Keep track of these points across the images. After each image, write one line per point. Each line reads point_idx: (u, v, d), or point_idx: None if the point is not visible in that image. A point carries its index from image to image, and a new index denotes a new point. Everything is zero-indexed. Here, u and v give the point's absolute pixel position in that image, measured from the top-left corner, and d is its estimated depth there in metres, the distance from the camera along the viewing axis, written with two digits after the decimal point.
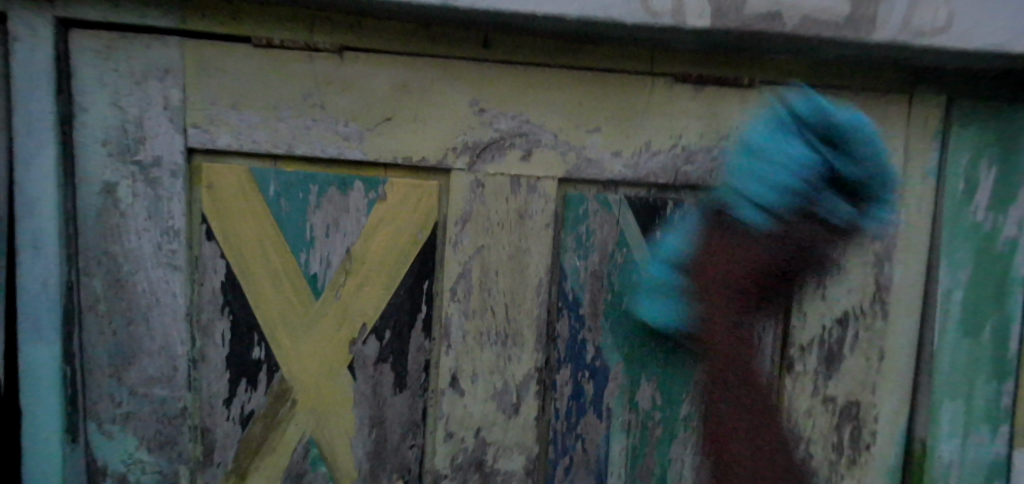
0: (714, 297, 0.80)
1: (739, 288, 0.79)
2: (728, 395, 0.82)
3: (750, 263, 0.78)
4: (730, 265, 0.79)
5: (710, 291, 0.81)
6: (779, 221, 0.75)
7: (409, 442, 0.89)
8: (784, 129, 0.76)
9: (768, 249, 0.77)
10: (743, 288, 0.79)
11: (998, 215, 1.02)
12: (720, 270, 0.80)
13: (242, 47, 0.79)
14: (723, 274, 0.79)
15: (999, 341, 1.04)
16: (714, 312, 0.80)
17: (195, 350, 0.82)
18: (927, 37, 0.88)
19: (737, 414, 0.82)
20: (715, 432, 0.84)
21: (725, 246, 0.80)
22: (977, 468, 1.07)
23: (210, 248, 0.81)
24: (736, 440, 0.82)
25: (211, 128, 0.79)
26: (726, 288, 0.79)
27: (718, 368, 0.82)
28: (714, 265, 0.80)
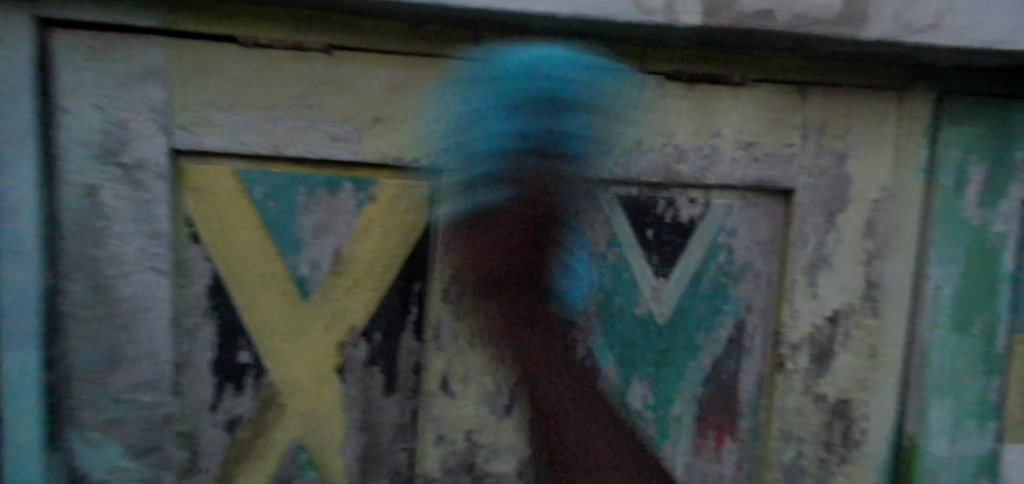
0: (509, 287, 0.80)
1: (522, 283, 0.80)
2: (547, 382, 0.82)
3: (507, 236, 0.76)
4: (492, 238, 0.77)
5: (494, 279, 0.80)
6: (527, 161, 0.72)
7: (400, 444, 0.89)
8: (480, 89, 0.73)
9: (528, 213, 0.75)
10: (507, 270, 0.79)
11: (987, 212, 1.03)
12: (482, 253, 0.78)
13: (229, 46, 0.77)
14: (497, 250, 0.78)
15: (988, 337, 1.06)
16: (527, 290, 0.80)
17: (181, 354, 0.81)
18: (920, 34, 0.87)
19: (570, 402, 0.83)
20: (544, 419, 0.85)
21: (472, 227, 0.77)
22: (964, 461, 1.09)
23: (198, 251, 0.80)
24: (571, 429, 0.82)
25: (197, 129, 0.77)
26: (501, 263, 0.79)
27: (524, 361, 0.82)
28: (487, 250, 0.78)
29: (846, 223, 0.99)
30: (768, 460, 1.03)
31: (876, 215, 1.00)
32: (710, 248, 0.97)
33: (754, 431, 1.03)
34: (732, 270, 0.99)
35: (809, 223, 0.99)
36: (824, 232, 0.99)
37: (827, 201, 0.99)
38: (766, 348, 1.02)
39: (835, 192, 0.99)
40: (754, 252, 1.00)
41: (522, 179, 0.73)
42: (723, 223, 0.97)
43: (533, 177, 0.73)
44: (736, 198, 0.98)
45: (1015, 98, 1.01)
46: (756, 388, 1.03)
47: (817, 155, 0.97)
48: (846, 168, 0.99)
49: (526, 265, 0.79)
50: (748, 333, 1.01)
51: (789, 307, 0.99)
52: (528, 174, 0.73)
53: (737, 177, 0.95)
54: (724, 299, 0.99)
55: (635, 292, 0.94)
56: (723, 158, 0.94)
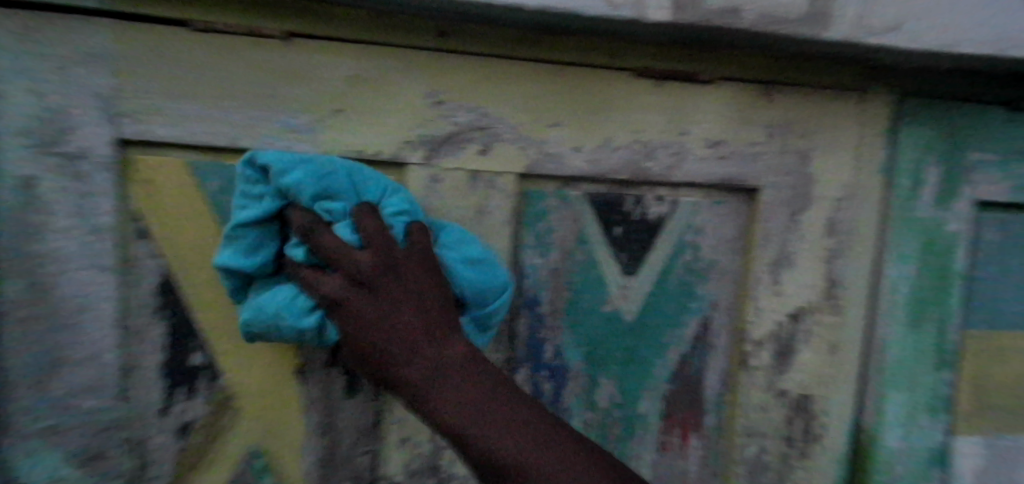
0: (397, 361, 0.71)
1: (418, 342, 0.71)
2: (492, 433, 0.68)
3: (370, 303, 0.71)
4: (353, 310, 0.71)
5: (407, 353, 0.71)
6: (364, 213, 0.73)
7: (362, 447, 0.86)
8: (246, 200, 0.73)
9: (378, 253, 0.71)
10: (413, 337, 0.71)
11: (941, 212, 1.05)
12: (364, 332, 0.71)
13: (179, 30, 0.73)
14: (370, 329, 0.71)
15: (942, 332, 1.08)
16: (410, 355, 0.71)
17: (128, 356, 0.77)
18: (879, 36, 0.88)
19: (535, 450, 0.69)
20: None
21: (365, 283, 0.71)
22: (918, 454, 1.11)
23: (144, 246, 0.76)
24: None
25: (144, 118, 0.73)
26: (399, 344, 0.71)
27: (461, 417, 0.69)
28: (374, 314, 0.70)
29: (809, 221, 1.00)
30: (732, 457, 1.03)
31: (837, 213, 1.01)
32: (679, 246, 0.96)
33: (717, 428, 1.04)
34: (700, 268, 0.98)
35: (773, 222, 0.99)
36: (788, 230, 1.00)
37: (791, 200, 0.99)
38: (731, 345, 1.02)
39: (799, 190, 0.99)
40: (719, 249, 1.00)
41: (320, 253, 0.71)
42: (690, 222, 0.97)
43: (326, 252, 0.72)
44: (702, 197, 0.98)
45: (970, 101, 1.04)
46: (720, 385, 1.03)
47: (781, 154, 0.98)
48: (809, 168, 0.99)
49: (399, 307, 0.71)
50: (713, 331, 1.01)
51: (753, 306, 1.00)
52: (329, 249, 0.71)
53: (704, 175, 0.95)
54: (691, 297, 0.98)
55: (603, 291, 0.93)
56: (691, 155, 0.94)
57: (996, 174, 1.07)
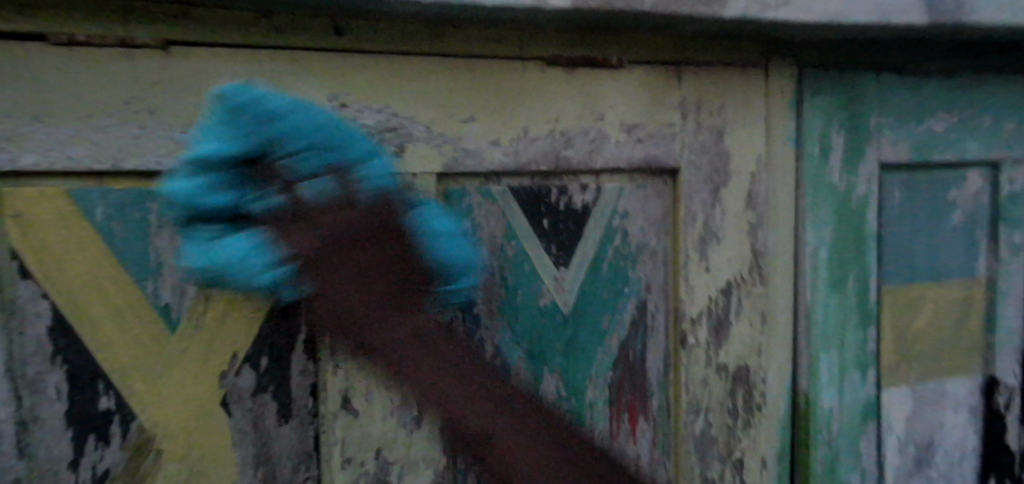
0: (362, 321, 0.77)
1: (387, 318, 0.77)
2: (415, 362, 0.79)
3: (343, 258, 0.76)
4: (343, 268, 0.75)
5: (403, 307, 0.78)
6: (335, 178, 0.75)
7: (302, 476, 0.82)
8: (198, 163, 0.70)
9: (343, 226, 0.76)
10: (369, 310, 0.77)
11: (850, 177, 1.10)
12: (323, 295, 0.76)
13: (42, 46, 0.67)
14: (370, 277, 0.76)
15: (862, 291, 1.13)
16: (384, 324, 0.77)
17: (23, 410, 0.69)
18: (772, 10, 0.91)
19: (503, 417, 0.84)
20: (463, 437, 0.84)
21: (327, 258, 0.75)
22: (852, 408, 1.16)
23: (29, 287, 0.69)
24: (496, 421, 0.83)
25: (9, 146, 0.66)
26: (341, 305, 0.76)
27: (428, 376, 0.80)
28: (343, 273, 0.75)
29: (728, 195, 1.03)
30: (680, 435, 1.04)
31: (754, 187, 1.04)
32: (609, 232, 0.96)
33: (665, 409, 1.04)
34: (631, 252, 0.98)
35: (696, 200, 1.01)
36: (710, 206, 1.02)
37: (709, 176, 1.01)
38: (668, 326, 1.03)
39: (717, 167, 1.02)
40: (649, 231, 1.00)
41: (294, 209, 0.75)
42: (617, 207, 0.96)
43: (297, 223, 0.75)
44: (627, 181, 0.98)
45: (860, 68, 1.09)
46: (664, 365, 1.03)
47: (696, 132, 1.00)
48: (724, 144, 1.02)
49: (387, 264, 0.77)
50: (650, 313, 1.01)
51: (686, 284, 1.01)
52: (340, 199, 0.75)
53: (623, 160, 0.95)
54: (625, 282, 0.98)
55: (537, 283, 0.91)
56: (610, 141, 0.94)
57: (895, 136, 1.13)
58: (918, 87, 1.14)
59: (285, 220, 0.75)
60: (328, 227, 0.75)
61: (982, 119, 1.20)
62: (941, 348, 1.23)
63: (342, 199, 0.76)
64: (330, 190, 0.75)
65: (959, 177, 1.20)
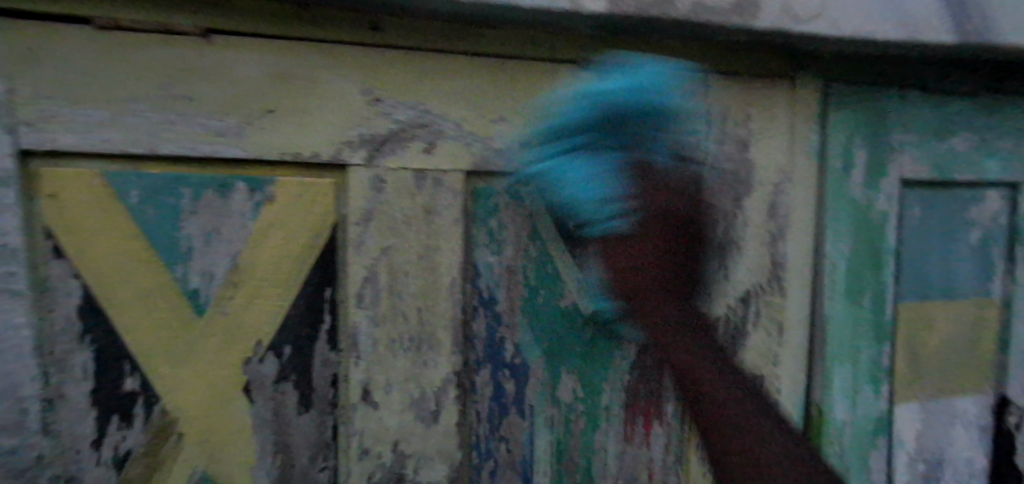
0: (634, 278, 0.72)
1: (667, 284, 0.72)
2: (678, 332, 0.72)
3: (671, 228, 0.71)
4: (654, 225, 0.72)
5: (660, 265, 0.72)
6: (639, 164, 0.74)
7: (320, 464, 0.82)
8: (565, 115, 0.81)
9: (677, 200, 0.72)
10: (660, 283, 0.72)
11: (870, 192, 1.09)
12: (637, 267, 0.72)
13: (85, 29, 0.68)
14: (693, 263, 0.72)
15: (877, 306, 1.12)
16: (652, 276, 0.72)
17: (50, 387, 0.70)
18: (803, 23, 0.91)
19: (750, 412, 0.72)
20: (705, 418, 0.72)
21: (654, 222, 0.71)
22: (865, 423, 1.15)
23: (60, 267, 0.69)
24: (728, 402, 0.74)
25: (48, 126, 0.67)
26: (646, 277, 0.71)
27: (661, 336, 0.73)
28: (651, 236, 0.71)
29: (751, 204, 1.02)
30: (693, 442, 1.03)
31: (777, 197, 1.04)
32: None
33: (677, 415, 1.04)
34: None
35: (718, 208, 1.00)
36: (733, 215, 1.01)
37: (733, 185, 1.01)
38: None
39: (741, 176, 1.01)
40: None
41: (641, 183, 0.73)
42: None
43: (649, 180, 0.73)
44: None
45: (889, 85, 1.09)
46: None
47: (722, 141, 0.99)
48: (749, 153, 1.01)
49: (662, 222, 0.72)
50: None
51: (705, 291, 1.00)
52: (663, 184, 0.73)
53: None
54: None
55: (559, 286, 0.90)
56: None
57: (916, 154, 1.12)
58: (945, 106, 1.13)
59: (638, 176, 0.73)
60: (673, 193, 0.72)
61: (1008, 140, 1.18)
62: (955, 367, 1.22)
63: (645, 167, 0.73)
64: (629, 168, 0.75)
65: (977, 197, 1.19)
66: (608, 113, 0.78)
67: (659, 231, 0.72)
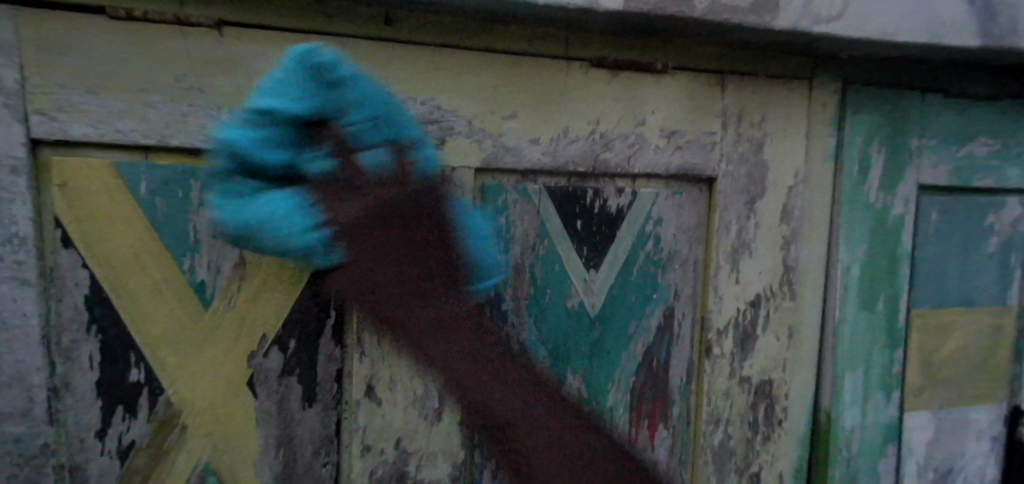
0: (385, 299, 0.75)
1: (412, 290, 0.75)
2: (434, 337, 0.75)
3: (397, 251, 0.74)
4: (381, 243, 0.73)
5: (362, 289, 0.75)
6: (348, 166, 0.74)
7: (322, 459, 0.82)
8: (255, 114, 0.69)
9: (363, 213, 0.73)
10: (403, 280, 0.75)
11: (887, 196, 1.08)
12: (369, 275, 0.74)
13: (96, 19, 0.68)
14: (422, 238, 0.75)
15: (891, 313, 1.11)
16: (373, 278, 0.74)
17: (56, 377, 0.70)
18: (824, 23, 0.89)
19: (532, 402, 0.79)
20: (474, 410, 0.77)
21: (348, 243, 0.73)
22: (874, 431, 1.13)
23: (69, 256, 0.70)
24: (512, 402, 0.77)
25: (61, 117, 0.68)
26: (386, 274, 0.74)
27: (435, 339, 0.75)
28: (383, 248, 0.73)
29: (764, 207, 1.01)
30: (698, 445, 1.02)
31: (791, 200, 1.02)
32: (641, 237, 0.94)
33: (683, 417, 1.02)
34: (662, 259, 0.97)
35: (730, 210, 0.99)
36: (745, 218, 1.00)
37: (747, 187, 0.99)
38: (694, 334, 1.01)
39: (754, 178, 1.00)
40: (681, 239, 0.98)
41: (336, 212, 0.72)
42: (650, 214, 0.95)
43: (342, 202, 0.73)
44: (662, 187, 0.96)
45: (909, 88, 1.06)
46: (687, 374, 1.02)
47: (736, 143, 0.98)
48: (763, 155, 0.99)
49: (375, 249, 0.74)
50: (677, 320, 0.99)
51: (714, 294, 0.99)
52: (397, 171, 0.75)
53: (661, 166, 0.94)
54: (654, 288, 0.96)
55: (566, 286, 0.90)
56: (649, 146, 0.93)
57: (935, 158, 1.10)
58: (967, 109, 1.10)
59: (327, 194, 0.73)
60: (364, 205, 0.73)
61: None
62: (970, 377, 1.20)
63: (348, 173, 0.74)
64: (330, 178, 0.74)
65: (999, 203, 1.17)
66: (285, 127, 0.70)
67: (363, 243, 0.73)
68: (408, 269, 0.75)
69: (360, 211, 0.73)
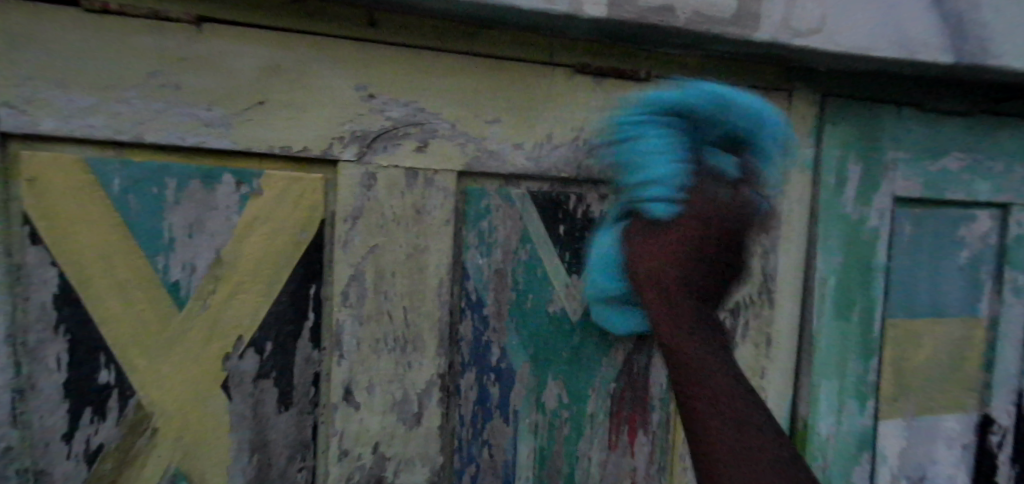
0: (657, 271, 0.78)
1: (685, 275, 0.77)
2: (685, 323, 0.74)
3: (696, 240, 0.77)
4: (677, 234, 0.78)
5: (654, 269, 0.78)
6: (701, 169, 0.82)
7: (297, 464, 0.81)
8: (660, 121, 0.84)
9: (703, 202, 0.79)
10: (684, 265, 0.77)
11: (863, 207, 1.09)
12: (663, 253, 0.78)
13: (71, 12, 0.66)
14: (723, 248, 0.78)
15: (866, 321, 1.12)
16: (668, 257, 0.77)
17: (21, 378, 0.69)
18: (803, 36, 0.90)
19: (758, 420, 0.72)
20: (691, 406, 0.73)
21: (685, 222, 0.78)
22: (850, 439, 1.15)
23: (36, 254, 0.67)
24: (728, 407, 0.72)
25: (30, 110, 0.66)
26: (676, 257, 0.77)
27: (677, 322, 0.75)
28: (678, 234, 0.77)
29: None
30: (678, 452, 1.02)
31: (770, 209, 1.03)
32: None
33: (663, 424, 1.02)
34: None
35: None
36: None
37: None
38: None
39: None
40: None
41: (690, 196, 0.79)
42: None
43: (699, 189, 0.80)
44: None
45: (885, 102, 1.09)
46: None
47: None
48: None
49: (687, 238, 0.77)
50: None
51: None
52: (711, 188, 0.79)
53: None
54: None
55: (547, 292, 0.90)
56: None
57: (910, 171, 1.12)
58: (940, 124, 1.13)
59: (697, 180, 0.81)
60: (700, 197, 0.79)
61: (1000, 161, 1.19)
62: (941, 386, 1.22)
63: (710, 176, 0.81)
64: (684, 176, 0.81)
65: (969, 216, 1.19)
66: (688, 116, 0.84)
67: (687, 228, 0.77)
68: (683, 260, 0.77)
69: (699, 203, 0.78)
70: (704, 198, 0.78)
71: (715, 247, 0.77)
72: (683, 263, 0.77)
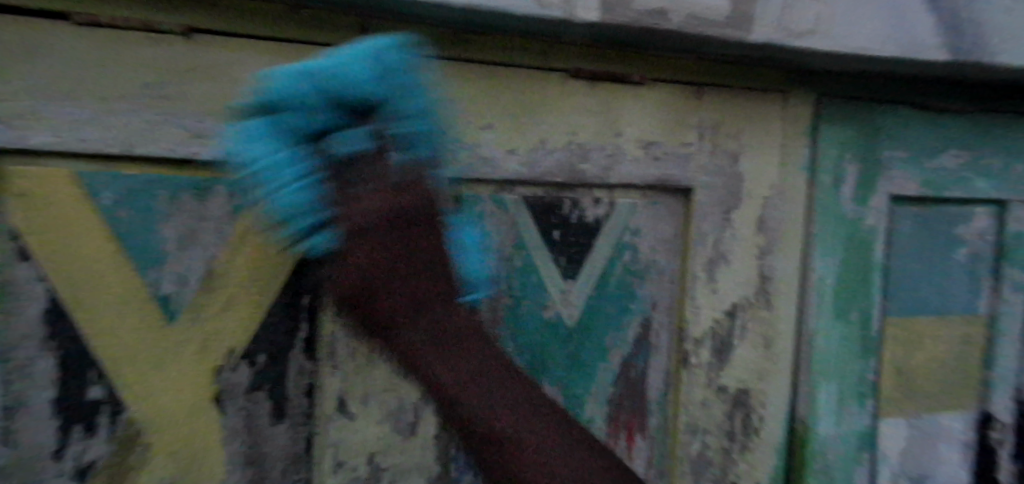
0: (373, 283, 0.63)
1: (380, 271, 0.62)
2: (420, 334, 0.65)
3: (371, 253, 0.62)
4: (353, 250, 0.62)
5: (356, 278, 0.62)
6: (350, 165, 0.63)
7: (293, 477, 0.82)
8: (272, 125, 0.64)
9: (375, 207, 0.62)
10: (370, 277, 0.62)
11: (860, 207, 1.09)
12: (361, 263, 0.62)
13: (61, 25, 0.65)
14: (390, 258, 0.63)
15: (864, 322, 1.12)
16: (370, 258, 0.62)
17: (11, 395, 0.68)
18: (798, 37, 0.90)
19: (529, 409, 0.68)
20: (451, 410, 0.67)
21: (367, 235, 0.61)
22: (850, 440, 1.14)
23: (27, 269, 0.67)
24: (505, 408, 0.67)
25: (19, 124, 0.65)
26: (359, 269, 0.62)
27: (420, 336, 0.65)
28: (367, 238, 0.61)
29: (740, 218, 1.01)
30: (676, 456, 1.02)
31: (766, 212, 1.03)
32: (618, 248, 0.94)
33: (661, 428, 1.02)
34: (637, 269, 0.97)
35: (706, 222, 0.99)
36: (722, 228, 1.00)
37: (723, 198, 1.00)
38: (672, 344, 1.01)
39: (730, 190, 1.00)
40: (658, 250, 0.98)
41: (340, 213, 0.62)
42: (628, 224, 0.95)
43: (350, 196, 0.62)
44: (640, 198, 0.96)
45: (881, 102, 1.08)
46: (664, 384, 1.01)
47: (712, 155, 0.98)
48: (739, 167, 1.00)
49: (379, 247, 0.62)
50: (655, 330, 0.99)
51: (692, 305, 0.99)
52: (355, 192, 0.63)
53: (639, 177, 0.94)
54: (631, 298, 0.96)
55: (543, 296, 0.90)
56: (627, 157, 0.92)
57: (906, 169, 1.11)
58: (937, 122, 1.12)
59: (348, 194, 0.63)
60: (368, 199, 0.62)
61: (997, 158, 1.19)
62: (940, 384, 1.21)
63: (374, 172, 0.63)
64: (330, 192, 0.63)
65: (967, 214, 1.19)
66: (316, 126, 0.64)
67: (365, 248, 0.61)
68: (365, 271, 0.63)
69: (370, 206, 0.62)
70: (373, 205, 0.62)
71: (403, 242, 0.63)
72: (376, 269, 0.62)
